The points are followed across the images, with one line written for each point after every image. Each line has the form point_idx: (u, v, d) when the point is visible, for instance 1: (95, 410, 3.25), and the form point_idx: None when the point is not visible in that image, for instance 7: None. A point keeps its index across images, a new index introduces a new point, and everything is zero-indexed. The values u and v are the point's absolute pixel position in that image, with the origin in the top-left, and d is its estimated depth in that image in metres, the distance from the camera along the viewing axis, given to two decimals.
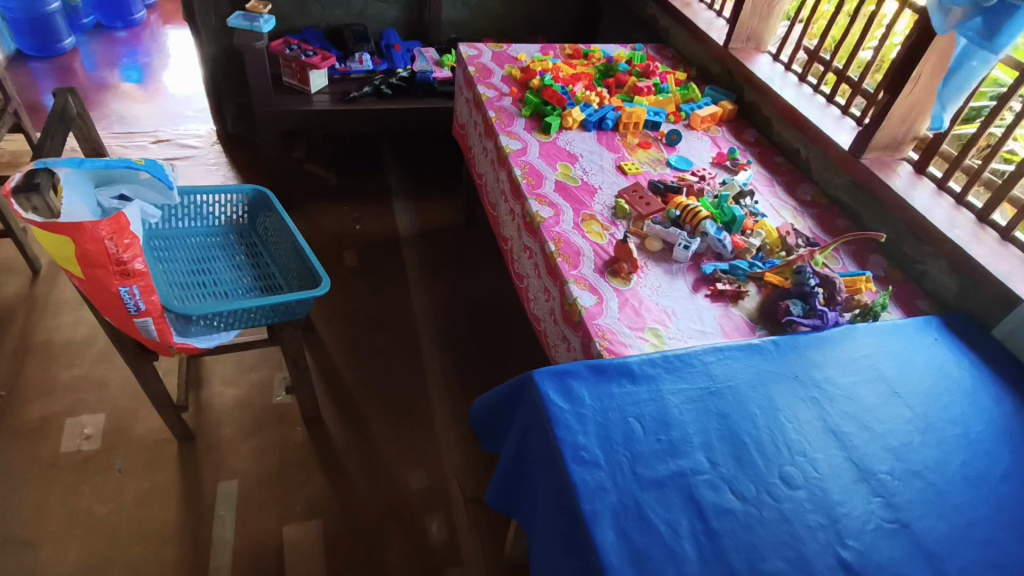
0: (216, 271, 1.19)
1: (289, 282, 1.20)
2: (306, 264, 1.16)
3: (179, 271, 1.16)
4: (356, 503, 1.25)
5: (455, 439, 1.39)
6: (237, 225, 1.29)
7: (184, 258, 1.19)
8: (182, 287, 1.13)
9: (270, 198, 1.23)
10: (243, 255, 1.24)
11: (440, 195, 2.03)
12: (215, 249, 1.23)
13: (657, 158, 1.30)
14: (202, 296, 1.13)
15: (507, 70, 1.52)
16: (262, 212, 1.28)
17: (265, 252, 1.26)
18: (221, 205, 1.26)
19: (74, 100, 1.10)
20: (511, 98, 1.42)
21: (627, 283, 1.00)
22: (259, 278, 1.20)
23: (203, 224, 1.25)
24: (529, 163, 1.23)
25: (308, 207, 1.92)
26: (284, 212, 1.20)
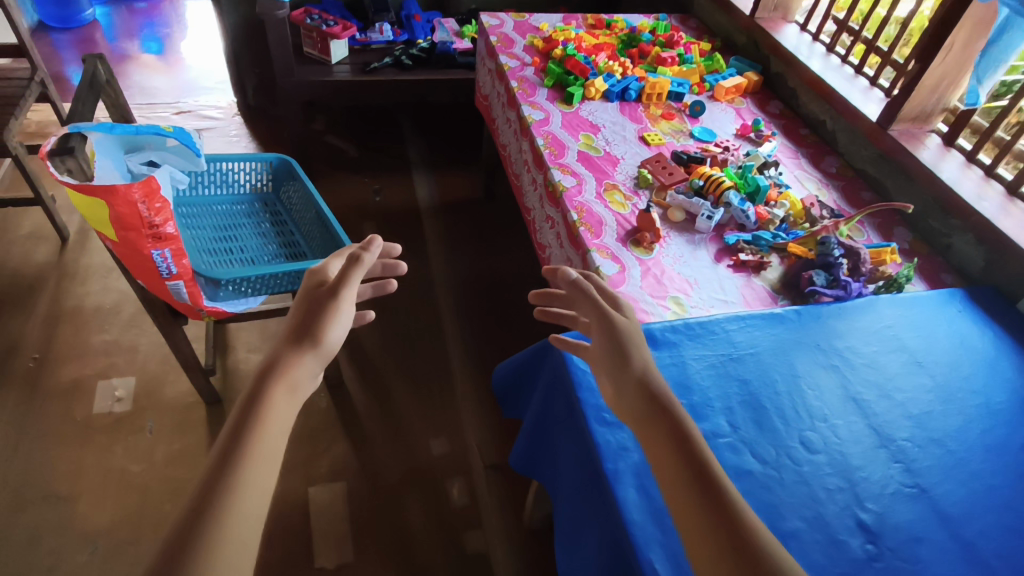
0: (242, 239, 1.20)
1: (313, 250, 1.22)
2: (330, 230, 1.18)
3: (206, 239, 1.17)
4: (378, 468, 1.29)
5: (474, 408, 1.42)
6: (261, 193, 1.30)
7: (210, 226, 1.20)
8: (208, 254, 1.15)
9: (294, 164, 1.24)
10: (267, 222, 1.26)
11: (459, 167, 2.03)
12: (241, 217, 1.25)
13: (680, 129, 1.29)
14: (229, 263, 1.15)
15: (529, 40, 1.51)
16: (285, 180, 1.29)
17: (288, 220, 1.27)
18: (246, 172, 1.27)
19: (103, 67, 1.09)
20: (533, 69, 1.41)
21: (649, 252, 1.00)
22: (283, 245, 1.22)
23: (228, 191, 1.27)
24: (551, 133, 1.23)
25: (328, 179, 1.94)
26: (309, 179, 1.22)
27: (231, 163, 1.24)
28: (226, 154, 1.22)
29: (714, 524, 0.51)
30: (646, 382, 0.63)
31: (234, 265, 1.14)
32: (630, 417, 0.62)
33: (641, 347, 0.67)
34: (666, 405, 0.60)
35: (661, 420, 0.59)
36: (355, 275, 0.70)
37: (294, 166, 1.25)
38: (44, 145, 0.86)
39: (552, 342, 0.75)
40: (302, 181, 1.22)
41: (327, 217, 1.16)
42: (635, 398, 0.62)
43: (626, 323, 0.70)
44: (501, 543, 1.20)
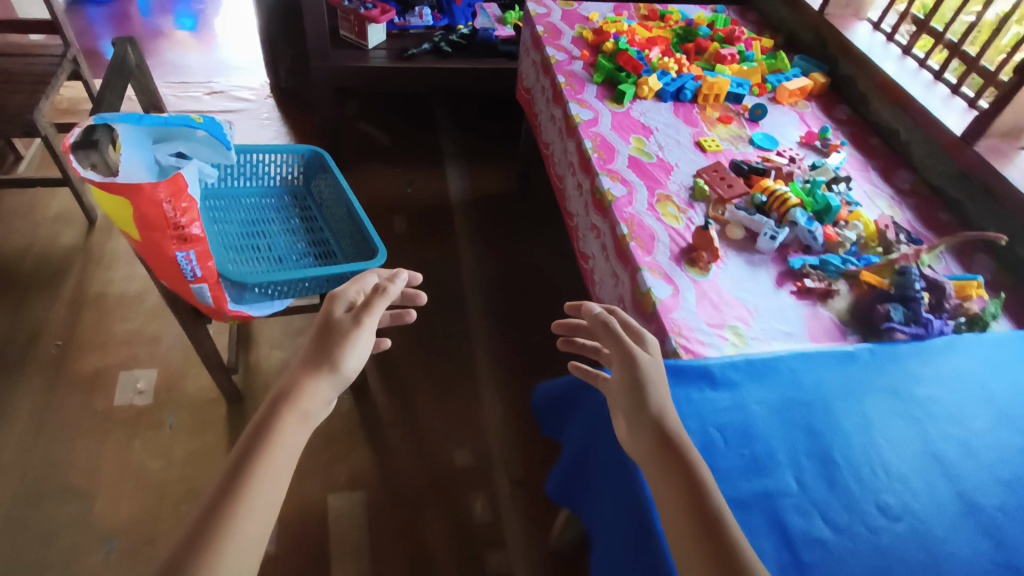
0: (270, 235, 1.15)
1: (343, 250, 1.16)
2: (362, 230, 1.12)
3: (233, 234, 1.12)
4: (400, 477, 1.24)
5: (502, 419, 1.36)
6: (291, 186, 1.25)
7: (237, 220, 1.15)
8: (235, 251, 1.09)
9: (327, 158, 1.18)
10: (297, 219, 1.20)
11: (494, 160, 1.96)
12: (270, 211, 1.19)
13: (738, 134, 1.20)
14: (256, 261, 1.09)
15: (578, 31, 1.42)
16: (317, 174, 1.24)
17: (319, 216, 1.22)
18: (277, 164, 1.21)
19: (134, 50, 1.04)
20: (582, 63, 1.32)
21: (705, 273, 0.92)
22: (313, 243, 1.17)
23: (259, 184, 1.22)
24: (600, 135, 1.14)
25: (358, 168, 1.88)
26: (343, 175, 1.16)
27: (263, 154, 1.19)
28: (258, 146, 1.17)
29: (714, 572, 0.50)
30: (660, 424, 0.61)
31: (261, 263, 1.09)
32: (642, 458, 0.61)
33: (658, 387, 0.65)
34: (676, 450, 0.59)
35: (671, 460, 0.58)
36: (379, 305, 0.76)
37: (328, 160, 1.19)
38: (67, 136, 0.81)
39: (573, 369, 0.74)
40: (335, 177, 1.17)
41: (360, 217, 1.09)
42: (649, 442, 0.60)
43: (647, 360, 0.67)
44: (524, 566, 1.15)
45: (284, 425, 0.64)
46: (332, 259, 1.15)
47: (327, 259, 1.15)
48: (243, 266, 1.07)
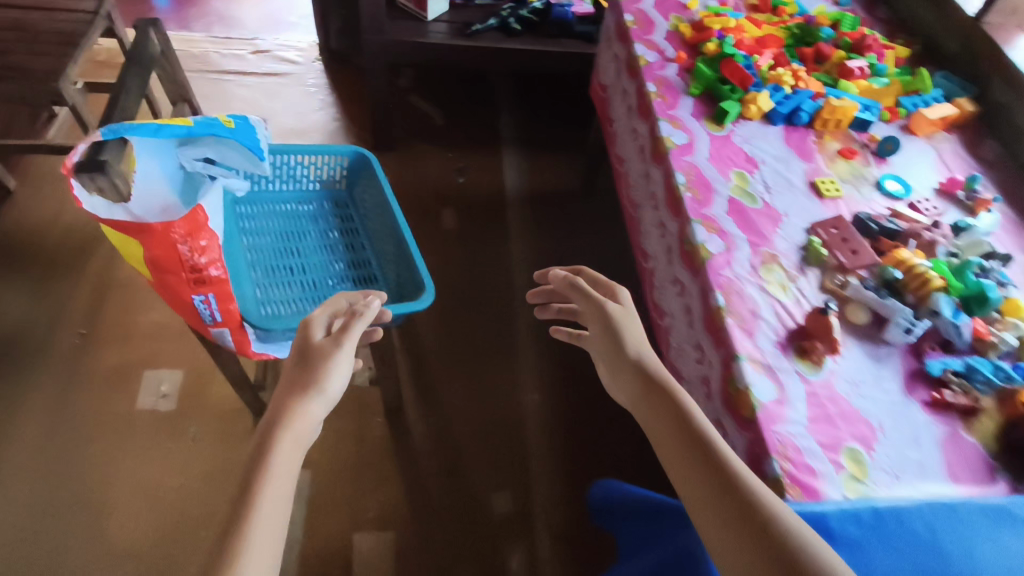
0: (305, 251, 1.02)
1: (386, 274, 1.03)
2: (408, 257, 0.98)
3: (264, 248, 0.99)
4: (431, 519, 1.14)
5: (545, 459, 1.24)
6: (332, 190, 1.10)
7: (269, 229, 1.02)
8: (265, 270, 0.97)
9: (375, 163, 1.03)
10: (336, 230, 1.06)
11: (556, 149, 1.77)
12: (306, 221, 1.06)
13: (862, 174, 0.99)
14: (287, 284, 0.97)
15: (673, 23, 1.20)
16: (362, 178, 1.09)
17: (360, 228, 1.08)
18: (317, 166, 1.07)
19: (157, 35, 0.89)
20: (676, 66, 1.12)
21: (818, 369, 0.75)
22: (352, 262, 1.03)
23: (295, 186, 1.08)
24: (695, 167, 0.96)
25: (408, 150, 1.72)
26: (391, 188, 1.01)
27: (302, 154, 1.04)
28: (298, 145, 1.02)
29: (736, 524, 0.51)
30: (645, 368, 0.67)
31: (293, 288, 0.96)
32: (632, 400, 0.67)
33: (628, 326, 0.72)
34: (662, 389, 0.65)
35: (657, 403, 0.64)
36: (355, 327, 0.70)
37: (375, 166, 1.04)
38: (68, 157, 0.69)
39: (557, 334, 0.80)
40: (382, 188, 1.02)
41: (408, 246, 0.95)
42: (633, 381, 0.67)
43: (618, 311, 0.74)
44: None
45: (282, 450, 0.57)
46: (372, 283, 1.02)
47: (367, 283, 1.02)
48: (274, 291, 0.95)
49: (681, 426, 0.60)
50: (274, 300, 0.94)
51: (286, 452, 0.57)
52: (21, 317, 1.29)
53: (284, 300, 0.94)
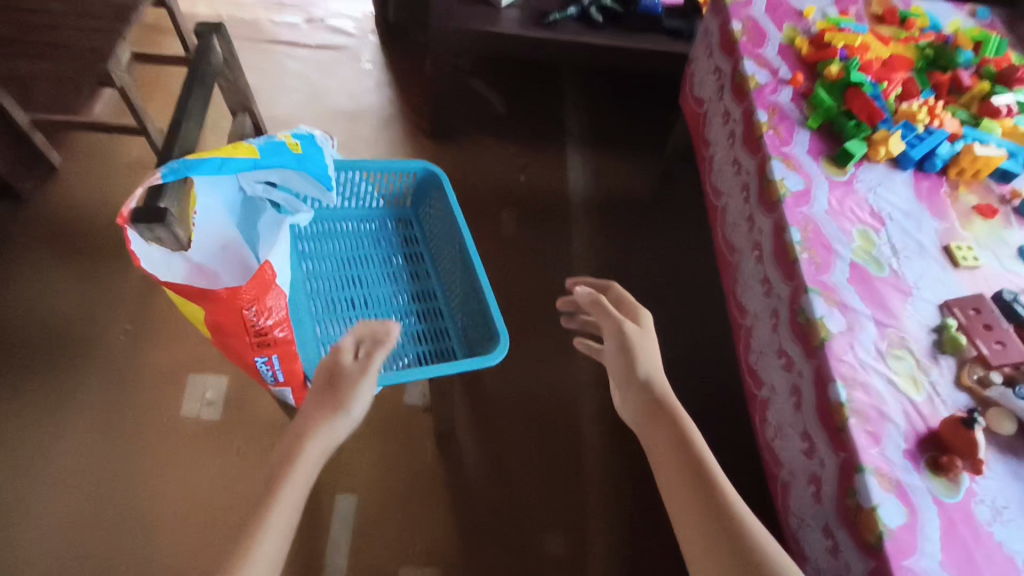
0: (367, 280, 0.93)
1: (452, 309, 0.95)
2: (480, 297, 0.89)
3: (325, 276, 0.92)
4: (482, 557, 1.09)
5: (602, 498, 1.18)
6: (396, 208, 1.02)
7: (329, 253, 0.94)
8: (325, 302, 0.89)
9: (447, 186, 0.94)
10: (399, 255, 0.98)
11: (626, 148, 1.63)
12: (369, 244, 0.97)
13: (1002, 238, 0.87)
14: (350, 319, 0.89)
15: (787, 35, 1.05)
16: (429, 197, 0.99)
17: (425, 253, 0.99)
18: (383, 183, 0.98)
19: (220, 40, 0.79)
20: (791, 90, 0.98)
21: (955, 490, 0.66)
22: (417, 293, 0.95)
23: (358, 203, 0.99)
24: (813, 222, 0.84)
25: (468, 141, 1.61)
26: (464, 216, 0.91)
27: (367, 171, 0.95)
28: (364, 162, 0.93)
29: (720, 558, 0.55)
30: (656, 390, 0.69)
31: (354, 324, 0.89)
32: (635, 418, 0.69)
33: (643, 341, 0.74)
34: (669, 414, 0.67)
35: (663, 429, 0.66)
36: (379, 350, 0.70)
37: (446, 189, 0.94)
38: (125, 205, 0.60)
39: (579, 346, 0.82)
40: (453, 214, 0.92)
41: (481, 289, 0.86)
42: (639, 401, 0.69)
43: (637, 330, 0.75)
44: None
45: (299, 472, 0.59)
46: (438, 319, 0.94)
47: (432, 319, 0.93)
48: (335, 328, 0.87)
49: (679, 449, 0.63)
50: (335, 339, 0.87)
51: (305, 463, 0.60)
52: (69, 308, 1.25)
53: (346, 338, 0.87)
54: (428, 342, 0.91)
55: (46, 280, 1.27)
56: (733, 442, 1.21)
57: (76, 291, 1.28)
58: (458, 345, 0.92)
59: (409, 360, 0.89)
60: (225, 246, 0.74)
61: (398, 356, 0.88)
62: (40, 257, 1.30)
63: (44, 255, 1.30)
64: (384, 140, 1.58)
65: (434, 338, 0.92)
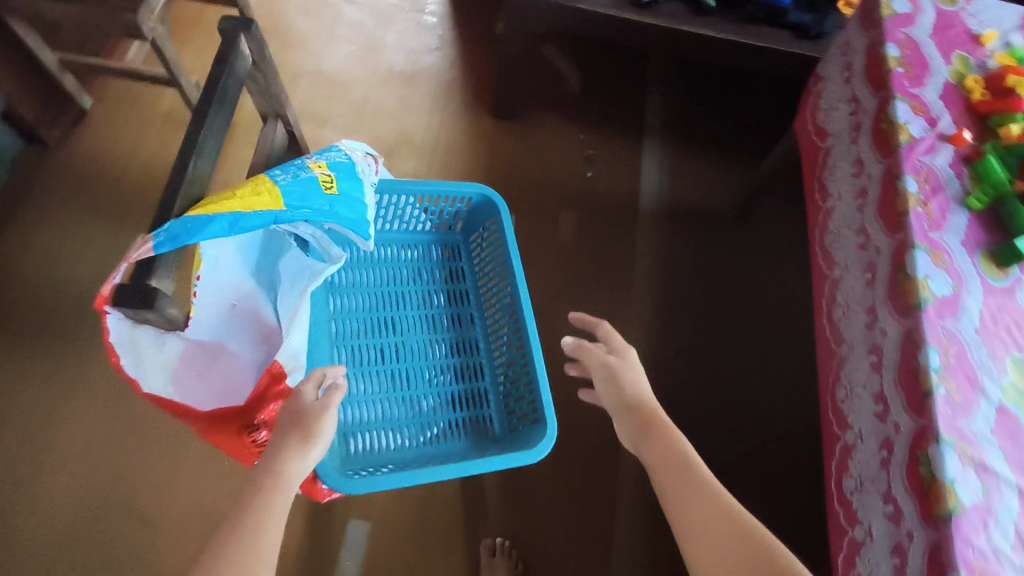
0: (401, 323, 0.81)
1: (494, 365, 0.82)
2: (528, 366, 0.76)
3: (353, 315, 0.79)
4: None
5: (632, 564, 1.06)
6: (445, 233, 0.88)
7: (362, 286, 0.81)
8: (350, 350, 0.77)
9: (506, 220, 0.80)
10: (441, 292, 0.85)
11: (710, 149, 1.41)
12: (409, 276, 0.84)
13: None
14: (376, 372, 0.77)
15: (956, 69, 0.83)
16: (483, 225, 0.86)
17: (470, 291, 0.86)
18: (433, 208, 0.84)
19: (252, 41, 0.65)
20: (952, 149, 0.78)
21: None
22: (456, 343, 0.82)
23: (401, 224, 0.85)
24: (956, 340, 0.68)
25: (530, 122, 1.41)
26: (523, 263, 0.78)
27: (415, 193, 0.81)
28: (412, 185, 0.79)
29: None
30: (642, 408, 0.66)
31: (380, 380, 0.77)
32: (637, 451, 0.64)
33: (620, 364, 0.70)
34: (658, 432, 0.63)
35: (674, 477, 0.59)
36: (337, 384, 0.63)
37: (505, 225, 0.80)
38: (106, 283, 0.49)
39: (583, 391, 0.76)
40: (509, 259, 0.79)
41: (534, 360, 0.74)
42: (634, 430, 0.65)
43: (618, 361, 0.71)
44: None
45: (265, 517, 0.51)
46: (477, 377, 0.81)
47: (470, 376, 0.81)
48: (358, 384, 0.76)
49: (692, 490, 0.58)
50: (357, 398, 0.75)
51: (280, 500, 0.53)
52: (84, 278, 1.14)
53: (369, 398, 0.76)
54: (461, 407, 0.79)
55: (61, 242, 1.16)
56: (794, 527, 1.06)
57: (93, 258, 1.17)
58: (495, 412, 0.80)
59: (438, 429, 0.77)
60: (235, 305, 0.63)
61: (426, 423, 0.77)
62: (56, 213, 1.18)
63: (59, 212, 1.18)
64: (439, 113, 1.40)
65: (470, 401, 0.80)
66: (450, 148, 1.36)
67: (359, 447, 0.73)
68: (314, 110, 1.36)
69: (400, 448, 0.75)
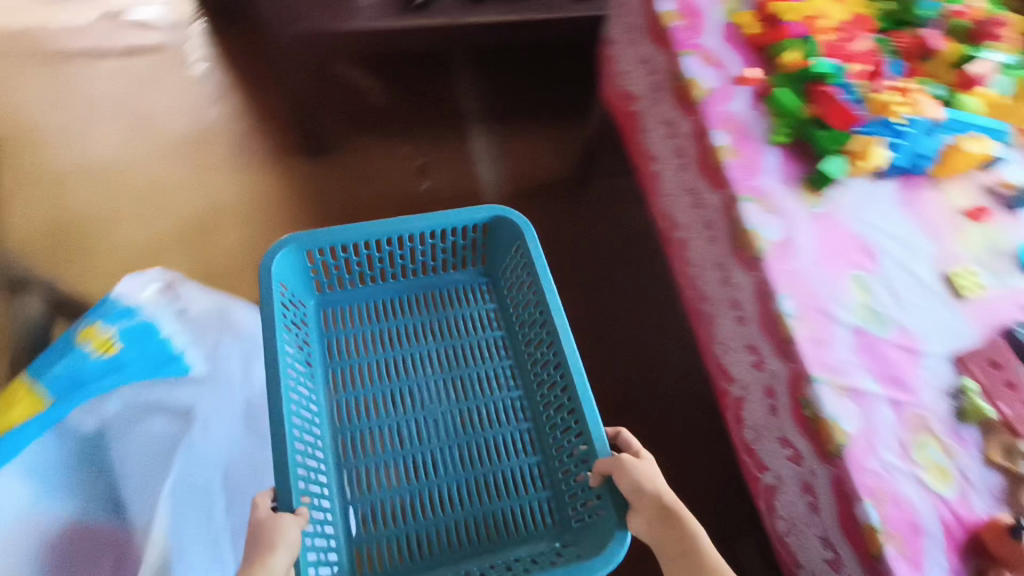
0: (419, 394, 0.81)
1: (542, 430, 0.78)
2: (576, 424, 0.71)
3: (369, 391, 0.80)
4: None
5: None
6: (466, 275, 0.91)
7: (370, 357, 0.83)
8: (368, 434, 0.77)
9: (529, 240, 0.81)
10: (462, 345, 0.85)
11: (535, 123, 1.38)
12: (422, 328, 0.86)
13: (998, 246, 0.75)
14: (397, 458, 0.76)
15: (726, 11, 0.86)
16: (504, 255, 0.87)
17: (502, 345, 0.85)
18: (444, 249, 0.87)
19: None
20: (745, 91, 0.80)
21: None
22: (488, 410, 0.81)
23: (399, 273, 0.88)
24: (801, 279, 0.70)
25: (347, 150, 1.30)
26: (555, 292, 0.77)
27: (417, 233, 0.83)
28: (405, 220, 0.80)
29: None
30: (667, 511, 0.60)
31: (391, 471, 0.75)
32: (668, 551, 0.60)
33: (635, 471, 0.62)
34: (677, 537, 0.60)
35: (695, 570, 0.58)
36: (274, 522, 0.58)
37: (528, 251, 0.81)
38: None
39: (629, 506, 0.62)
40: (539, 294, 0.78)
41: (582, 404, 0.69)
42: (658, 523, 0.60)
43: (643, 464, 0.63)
44: None
45: None
46: (506, 453, 0.77)
47: (498, 454, 0.77)
48: (374, 474, 0.75)
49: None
50: (375, 496, 0.73)
51: None
52: None
53: (391, 492, 0.74)
54: (502, 491, 0.75)
55: None
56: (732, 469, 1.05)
57: None
58: (542, 497, 0.75)
59: (466, 524, 0.73)
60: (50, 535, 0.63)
61: (451, 521, 0.73)
62: None
63: None
64: (246, 171, 1.26)
65: (501, 485, 0.75)
66: (268, 205, 1.23)
67: (377, 552, 0.71)
68: (96, 212, 1.18)
69: (423, 547, 0.71)
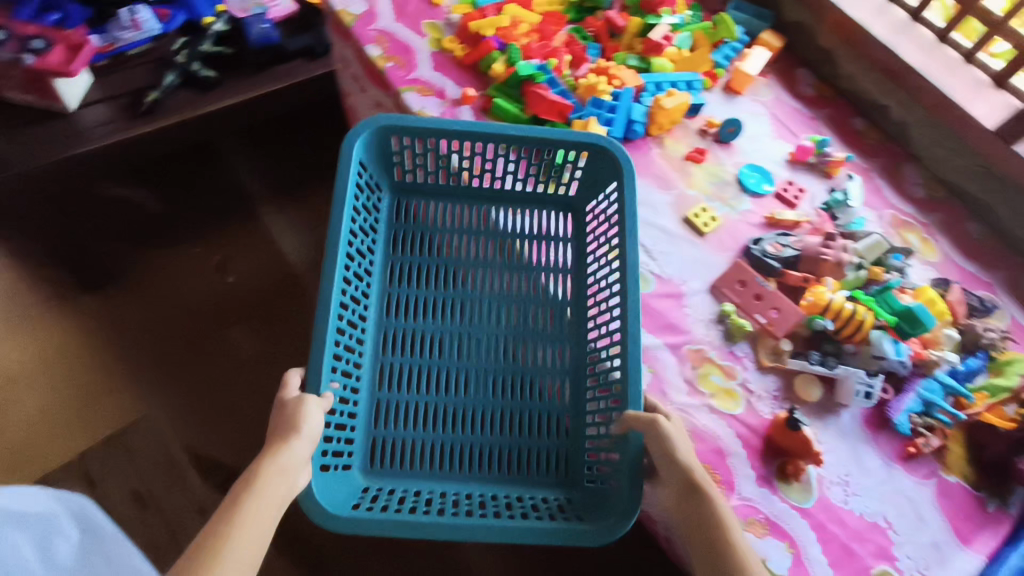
0: (468, 304, 0.78)
1: (580, 383, 0.75)
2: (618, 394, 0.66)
3: (423, 294, 0.78)
4: None
5: None
6: (564, 200, 0.85)
7: (443, 261, 0.80)
8: (408, 331, 0.76)
9: (630, 180, 0.73)
10: (517, 265, 0.81)
11: None
12: (481, 230, 0.83)
13: (721, 178, 0.84)
14: (421, 367, 0.74)
15: (432, 39, 0.90)
16: (601, 186, 0.80)
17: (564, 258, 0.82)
18: (534, 163, 0.80)
19: None
20: (469, 109, 0.85)
21: (807, 490, 0.65)
22: (526, 336, 0.77)
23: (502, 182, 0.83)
24: None
25: None
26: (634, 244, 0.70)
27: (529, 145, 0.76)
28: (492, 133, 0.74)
29: None
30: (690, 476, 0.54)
31: (417, 383, 0.73)
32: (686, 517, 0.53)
33: (656, 432, 0.57)
34: (702, 507, 0.52)
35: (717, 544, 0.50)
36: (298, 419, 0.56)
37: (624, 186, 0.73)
38: None
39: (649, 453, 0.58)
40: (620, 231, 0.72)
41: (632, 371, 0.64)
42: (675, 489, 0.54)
43: (674, 427, 0.57)
44: None
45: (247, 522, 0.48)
46: (546, 391, 0.74)
47: (538, 390, 0.74)
48: (400, 375, 0.73)
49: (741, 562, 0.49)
50: (400, 398, 0.72)
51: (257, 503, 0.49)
52: None
53: (417, 395, 0.72)
54: (527, 431, 0.72)
55: None
56: None
57: None
58: (557, 445, 0.71)
59: (481, 450, 0.70)
60: None
61: (465, 441, 0.70)
62: None
63: None
64: None
65: (528, 422, 0.72)
66: None
67: (384, 441, 0.70)
68: None
69: (438, 469, 0.69)
